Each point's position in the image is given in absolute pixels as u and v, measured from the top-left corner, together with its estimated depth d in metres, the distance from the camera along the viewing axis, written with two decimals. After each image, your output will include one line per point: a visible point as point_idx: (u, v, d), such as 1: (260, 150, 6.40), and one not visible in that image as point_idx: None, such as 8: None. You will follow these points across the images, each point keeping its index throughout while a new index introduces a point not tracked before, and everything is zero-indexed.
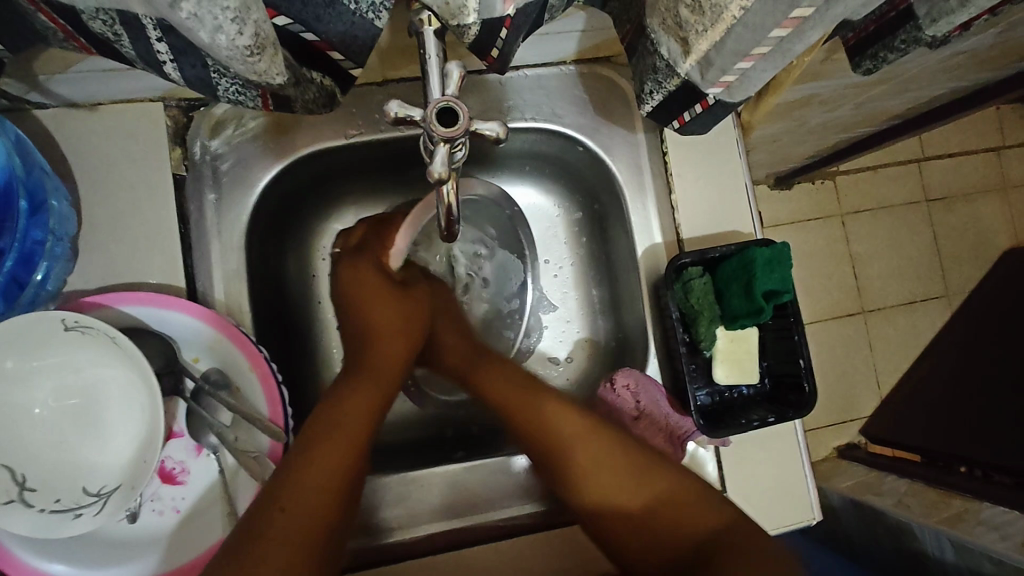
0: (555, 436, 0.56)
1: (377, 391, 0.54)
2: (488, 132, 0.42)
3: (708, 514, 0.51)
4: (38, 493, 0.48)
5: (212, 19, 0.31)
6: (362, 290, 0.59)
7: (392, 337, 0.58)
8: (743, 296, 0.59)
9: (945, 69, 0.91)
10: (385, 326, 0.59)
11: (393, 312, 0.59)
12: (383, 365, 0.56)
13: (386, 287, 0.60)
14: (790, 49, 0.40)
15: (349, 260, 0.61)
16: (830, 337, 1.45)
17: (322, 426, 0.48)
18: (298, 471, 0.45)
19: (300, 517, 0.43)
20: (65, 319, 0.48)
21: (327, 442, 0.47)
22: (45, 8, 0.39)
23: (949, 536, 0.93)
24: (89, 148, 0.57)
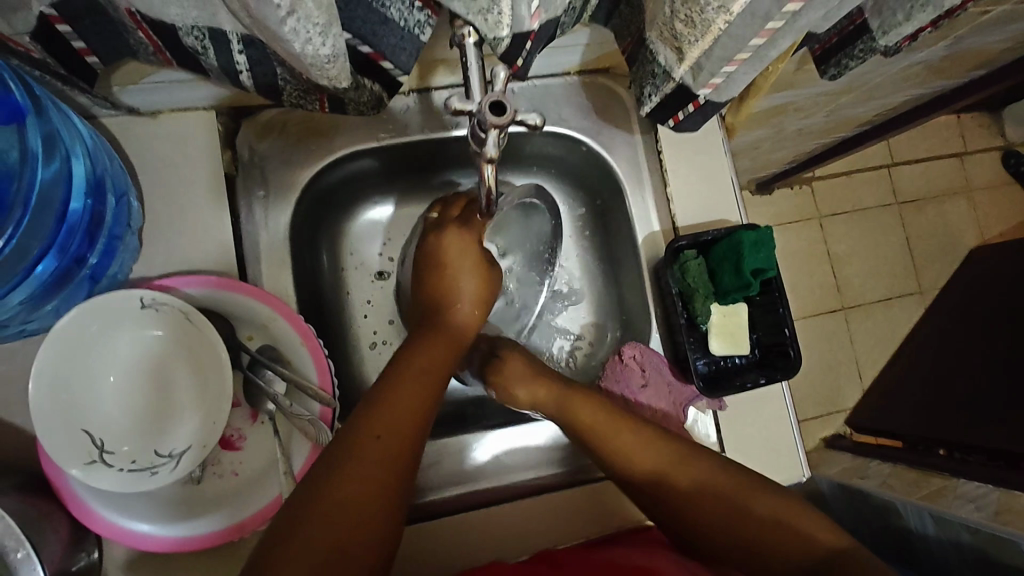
0: (671, 473, 0.58)
1: (449, 354, 0.61)
2: (529, 121, 0.48)
3: (821, 526, 0.53)
4: (117, 454, 0.54)
5: (305, 32, 0.39)
6: (454, 260, 0.65)
7: (471, 310, 0.66)
8: (733, 274, 0.67)
9: (903, 78, 1.01)
10: (471, 296, 0.65)
11: (483, 290, 0.66)
12: (454, 331, 0.64)
13: (480, 261, 0.66)
14: (767, 54, 0.48)
15: (457, 232, 0.66)
16: (814, 332, 1.55)
17: (405, 375, 0.55)
18: (382, 413, 0.51)
19: (388, 450, 0.49)
20: (143, 298, 0.54)
21: (405, 393, 0.54)
22: (145, 26, 0.46)
23: (929, 511, 0.97)
24: (150, 151, 0.63)
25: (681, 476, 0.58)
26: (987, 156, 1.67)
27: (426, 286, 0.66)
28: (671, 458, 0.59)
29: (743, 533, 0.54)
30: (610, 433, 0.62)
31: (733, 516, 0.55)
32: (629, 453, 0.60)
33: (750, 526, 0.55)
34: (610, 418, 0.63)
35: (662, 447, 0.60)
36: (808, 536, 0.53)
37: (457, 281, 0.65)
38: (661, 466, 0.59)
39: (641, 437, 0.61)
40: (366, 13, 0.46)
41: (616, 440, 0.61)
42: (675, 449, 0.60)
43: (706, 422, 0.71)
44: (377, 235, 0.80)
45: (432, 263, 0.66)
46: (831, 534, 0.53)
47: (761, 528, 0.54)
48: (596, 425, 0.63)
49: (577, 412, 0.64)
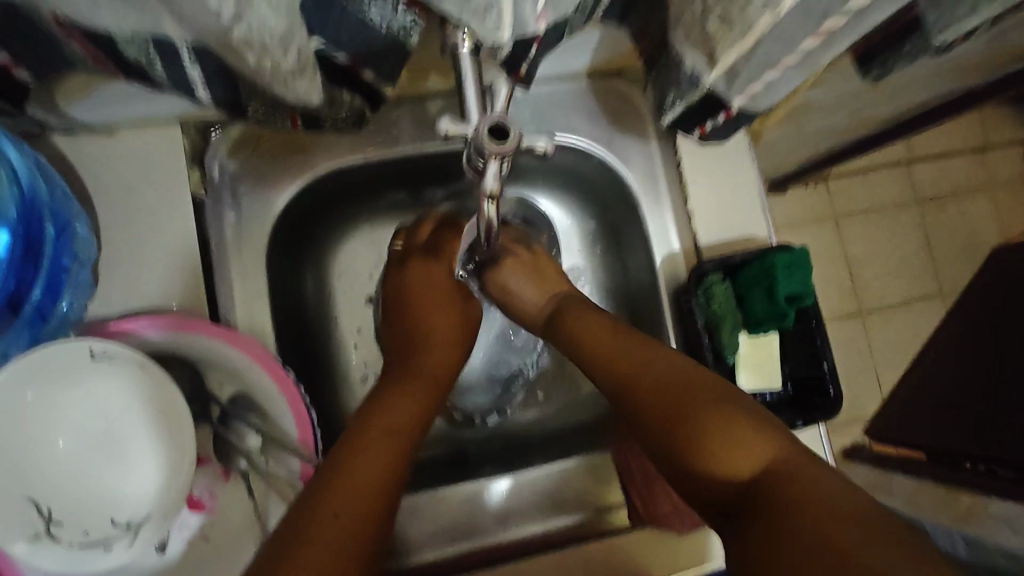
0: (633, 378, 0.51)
1: (425, 402, 0.56)
2: (539, 147, 0.46)
3: (770, 445, 0.44)
4: (65, 527, 0.47)
5: (259, 44, 0.31)
6: (419, 289, 0.65)
7: (446, 348, 0.63)
8: (765, 300, 0.60)
9: (936, 73, 0.94)
10: (441, 335, 0.63)
11: (454, 323, 0.65)
12: (428, 374, 0.60)
13: (447, 295, 0.65)
14: (818, 58, 0.41)
15: (422, 262, 0.65)
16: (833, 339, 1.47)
17: (377, 421, 0.51)
18: (341, 480, 0.45)
19: (357, 497, 0.44)
20: (92, 348, 0.48)
21: (372, 446, 0.48)
22: (77, 36, 0.38)
23: None
24: (107, 173, 0.56)
25: (648, 376, 0.51)
26: (1012, 150, 1.59)
27: (397, 327, 0.64)
28: (659, 363, 0.51)
29: (685, 439, 0.46)
30: (598, 341, 0.56)
31: (682, 423, 0.47)
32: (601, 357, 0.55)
33: (689, 424, 0.47)
34: (597, 322, 0.58)
35: (648, 344, 0.53)
36: (741, 454, 0.44)
37: (427, 317, 0.64)
38: (636, 372, 0.52)
39: (627, 341, 0.55)
40: (340, 15, 0.38)
41: (601, 354, 0.55)
42: (658, 348, 0.53)
43: None
44: (367, 256, 0.73)
45: (399, 301, 0.65)
46: (760, 456, 0.43)
47: (699, 439, 0.46)
48: (586, 340, 0.57)
49: (569, 327, 0.59)
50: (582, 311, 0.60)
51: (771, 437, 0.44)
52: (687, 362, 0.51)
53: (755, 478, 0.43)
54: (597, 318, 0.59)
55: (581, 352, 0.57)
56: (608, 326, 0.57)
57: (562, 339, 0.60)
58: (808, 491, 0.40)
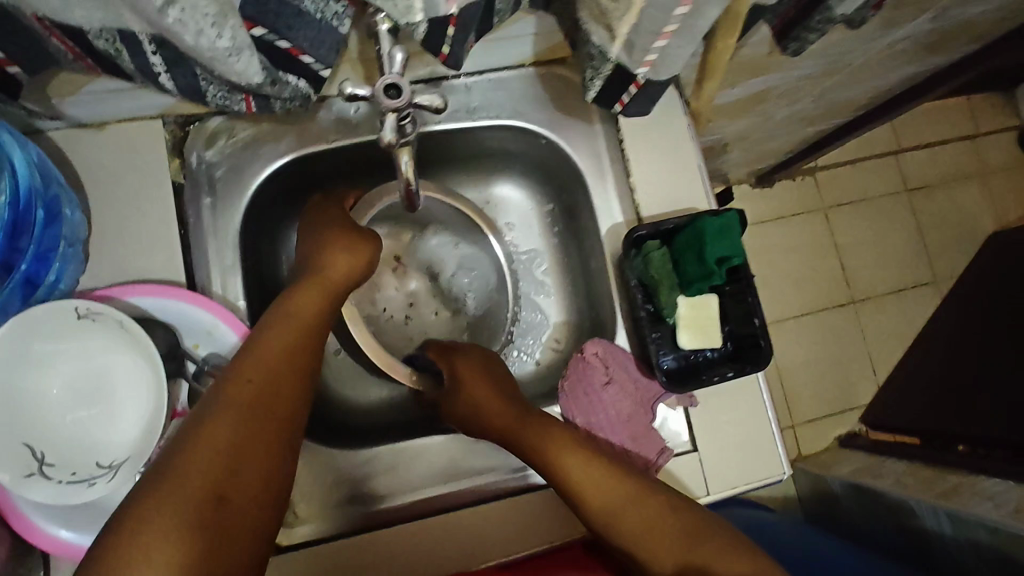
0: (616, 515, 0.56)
1: (321, 296, 0.58)
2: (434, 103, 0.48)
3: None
4: (57, 467, 0.53)
5: (195, 25, 0.38)
6: (323, 229, 0.64)
7: (338, 259, 0.62)
8: (696, 262, 0.64)
9: (889, 56, 0.98)
10: (337, 249, 0.62)
11: (344, 240, 0.63)
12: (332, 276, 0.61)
13: (345, 232, 0.64)
14: (696, 25, 0.45)
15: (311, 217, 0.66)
16: (819, 324, 1.50)
17: (280, 316, 0.53)
18: (248, 388, 0.47)
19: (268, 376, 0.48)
20: (78, 308, 0.54)
21: (275, 336, 0.51)
22: (56, 31, 0.45)
23: (947, 511, 0.96)
24: (98, 163, 0.63)
25: (657, 531, 0.54)
26: (1001, 137, 1.60)
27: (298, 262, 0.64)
28: (648, 522, 0.55)
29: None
30: (574, 465, 0.59)
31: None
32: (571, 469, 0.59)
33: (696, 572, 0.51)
34: (573, 449, 0.60)
35: (636, 500, 0.56)
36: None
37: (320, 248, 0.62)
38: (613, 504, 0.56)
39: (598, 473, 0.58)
40: (278, 6, 0.44)
41: (587, 498, 0.57)
42: (645, 496, 0.56)
43: (678, 419, 0.69)
44: None
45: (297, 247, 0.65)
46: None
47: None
48: (569, 467, 0.59)
49: (529, 441, 0.62)
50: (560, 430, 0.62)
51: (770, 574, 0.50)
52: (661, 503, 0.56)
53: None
54: (572, 438, 0.61)
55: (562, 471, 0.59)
56: (594, 462, 0.59)
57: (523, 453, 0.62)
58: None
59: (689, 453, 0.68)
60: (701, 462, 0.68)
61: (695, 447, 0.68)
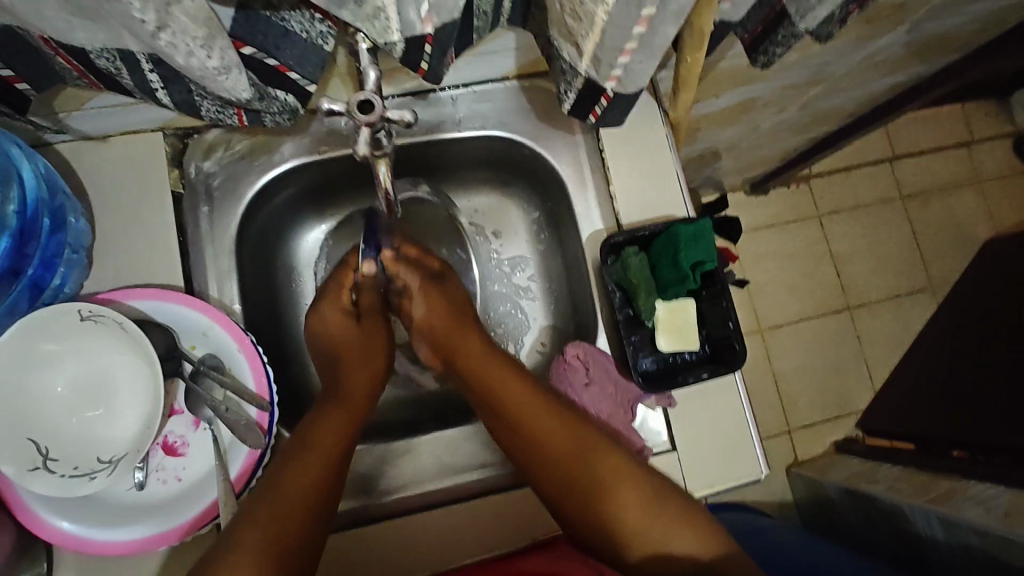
0: (570, 459, 0.61)
1: (366, 386, 0.67)
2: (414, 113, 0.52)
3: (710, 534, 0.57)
4: (59, 461, 0.56)
5: (185, 46, 0.41)
6: (332, 325, 0.71)
7: (358, 345, 0.70)
8: (671, 266, 0.67)
9: (870, 66, 1.00)
10: (350, 345, 0.70)
11: (357, 333, 0.71)
12: (360, 368, 0.68)
13: (348, 317, 0.72)
14: (655, 42, 0.48)
15: (315, 311, 0.72)
16: (813, 331, 1.51)
17: (326, 411, 0.63)
18: (308, 443, 0.59)
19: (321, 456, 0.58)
20: (81, 311, 0.58)
21: (324, 424, 0.61)
22: (61, 51, 0.49)
23: (937, 514, 0.96)
24: (102, 174, 0.67)
25: (611, 490, 0.60)
26: (994, 144, 1.61)
27: (323, 360, 0.71)
28: (612, 469, 0.61)
29: (640, 536, 0.58)
30: (538, 422, 0.63)
31: (639, 526, 0.58)
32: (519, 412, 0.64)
33: (629, 526, 0.59)
34: (537, 399, 0.65)
35: (600, 450, 0.62)
36: (685, 549, 0.56)
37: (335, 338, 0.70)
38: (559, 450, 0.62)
39: (549, 415, 0.64)
40: (266, 27, 0.48)
41: (552, 453, 0.62)
42: (605, 446, 0.62)
43: (658, 420, 0.71)
44: (330, 243, 0.82)
45: (317, 340, 0.72)
46: (706, 545, 0.56)
47: (653, 527, 0.58)
48: (528, 411, 0.64)
49: (480, 377, 0.68)
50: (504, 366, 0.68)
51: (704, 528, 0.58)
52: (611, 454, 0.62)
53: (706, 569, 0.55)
54: (519, 378, 0.67)
55: (529, 423, 0.64)
56: (563, 415, 0.64)
57: (477, 383, 0.68)
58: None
59: (669, 454, 0.70)
60: (680, 462, 0.70)
61: (674, 447, 0.70)
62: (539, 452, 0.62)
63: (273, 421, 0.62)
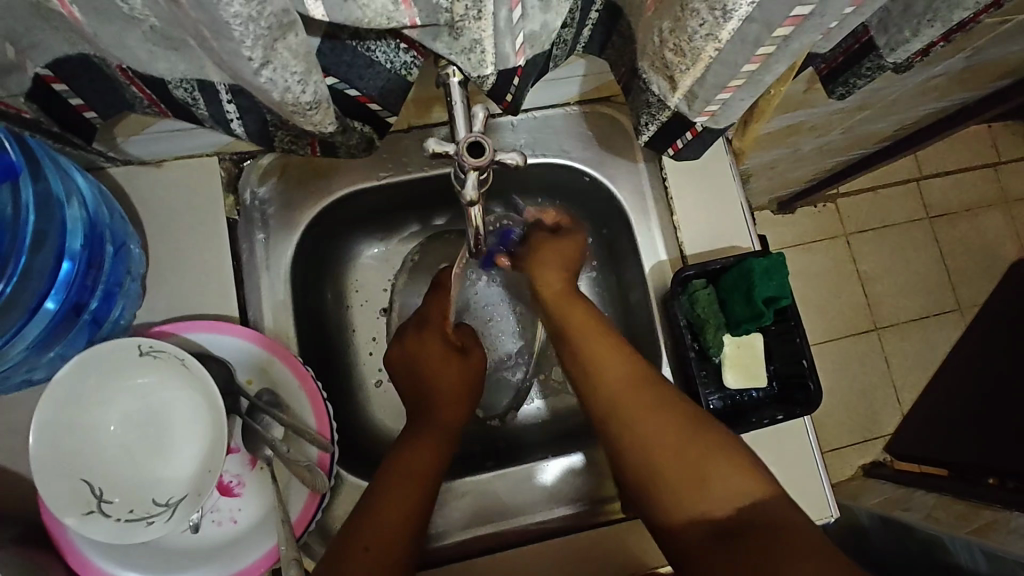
0: (625, 399, 0.59)
1: (459, 409, 0.66)
2: (511, 161, 0.49)
3: (762, 488, 0.53)
4: (114, 504, 0.54)
5: (284, 82, 0.39)
6: (428, 362, 0.67)
7: (454, 383, 0.66)
8: (744, 302, 0.65)
9: (924, 92, 0.97)
10: (451, 384, 0.66)
11: (458, 372, 0.67)
12: (452, 397, 0.66)
13: (445, 350, 0.67)
14: (761, 78, 0.46)
15: (416, 335, 0.68)
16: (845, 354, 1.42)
17: (411, 444, 0.62)
18: (396, 483, 0.58)
19: (403, 495, 0.57)
20: (141, 345, 0.55)
21: (412, 458, 0.60)
22: (136, 79, 0.46)
23: (982, 548, 0.88)
24: (155, 198, 0.64)
25: (663, 427, 0.57)
26: None
27: (413, 388, 0.68)
28: (655, 417, 0.58)
29: (677, 477, 0.55)
30: (608, 366, 0.61)
31: (681, 463, 0.55)
32: (600, 365, 0.61)
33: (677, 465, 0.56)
34: (604, 335, 0.63)
35: (648, 400, 0.59)
36: (728, 495, 0.53)
37: (432, 374, 0.66)
38: (616, 390, 0.60)
39: (618, 356, 0.61)
40: (352, 58, 0.46)
41: (604, 367, 0.61)
42: (663, 394, 0.59)
43: None
44: (380, 269, 0.79)
45: (407, 367, 0.68)
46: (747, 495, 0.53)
47: (693, 464, 0.55)
48: (592, 352, 0.62)
49: (571, 316, 0.65)
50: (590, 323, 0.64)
51: (757, 480, 0.54)
52: (672, 396, 0.59)
53: (748, 510, 0.52)
54: (602, 332, 0.63)
55: (596, 373, 0.61)
56: (618, 347, 0.62)
57: (563, 342, 0.65)
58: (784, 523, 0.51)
59: None
60: None
61: None
62: (598, 388, 0.61)
63: (334, 461, 0.60)
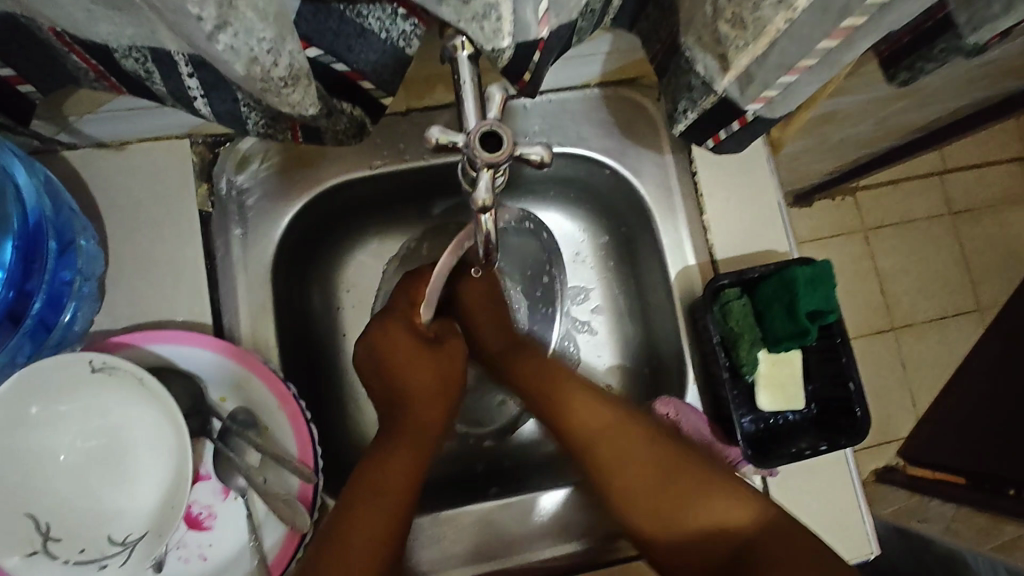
0: (603, 444, 0.55)
1: (437, 409, 0.59)
2: (534, 155, 0.41)
3: (756, 508, 0.50)
4: (63, 543, 0.47)
5: (247, 50, 0.32)
6: (396, 355, 0.59)
7: (425, 377, 0.59)
8: (786, 318, 0.57)
9: (975, 81, 0.87)
10: (423, 384, 0.59)
11: (432, 369, 0.59)
12: (422, 395, 0.59)
13: (416, 344, 0.59)
14: (834, 58, 0.39)
15: (381, 325, 0.59)
16: (876, 357, 1.25)
17: (387, 451, 0.54)
18: (365, 495, 0.50)
19: (383, 510, 0.50)
20: (93, 361, 0.47)
21: (390, 468, 0.53)
22: (76, 46, 0.38)
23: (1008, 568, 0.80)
24: (116, 188, 0.56)
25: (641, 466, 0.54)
26: None
27: (381, 387, 0.60)
28: (630, 449, 0.54)
29: (678, 518, 0.51)
30: (573, 408, 0.57)
31: (673, 507, 0.51)
32: (575, 420, 0.57)
33: (675, 500, 0.52)
34: (577, 389, 0.58)
35: (614, 429, 0.56)
36: (733, 522, 0.49)
37: (399, 369, 0.59)
38: (592, 431, 0.56)
39: (584, 398, 0.58)
40: (338, 24, 0.38)
41: (578, 418, 0.57)
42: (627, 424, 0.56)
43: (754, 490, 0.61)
44: (374, 268, 0.70)
45: (372, 366, 0.60)
46: (750, 517, 0.49)
47: (693, 514, 0.51)
48: (559, 400, 0.58)
49: (536, 389, 0.60)
50: (550, 364, 0.61)
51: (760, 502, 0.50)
52: (644, 424, 0.56)
53: (749, 532, 0.49)
54: (564, 372, 0.60)
55: (561, 417, 0.58)
56: (582, 392, 0.58)
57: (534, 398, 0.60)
58: (805, 549, 0.46)
59: None
60: None
61: None
62: (568, 435, 0.57)
63: (318, 493, 0.53)
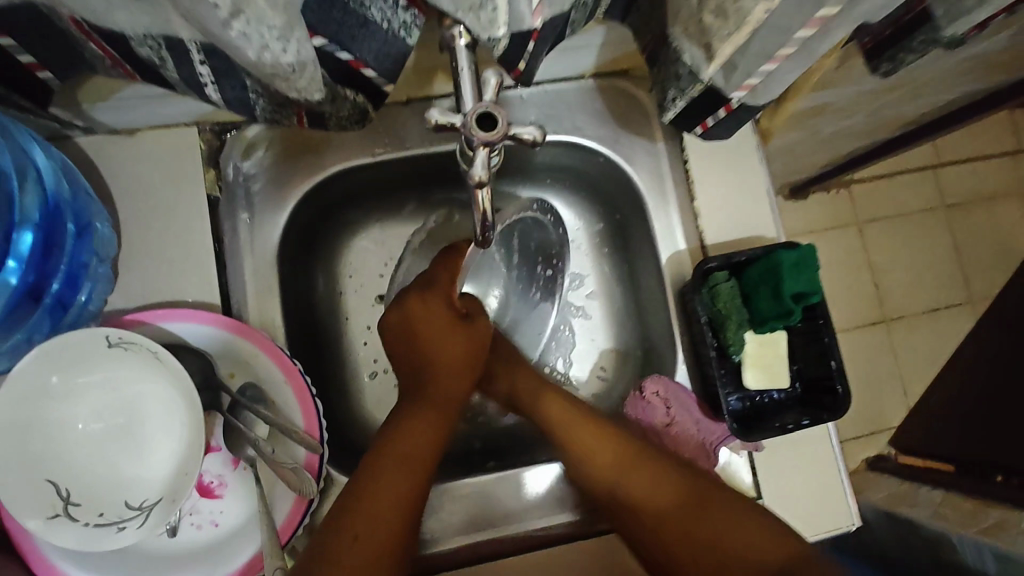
0: (620, 479, 0.58)
1: (461, 386, 0.61)
2: (527, 135, 0.43)
3: (777, 535, 0.52)
4: (82, 507, 0.49)
5: (259, 38, 0.34)
6: (430, 329, 0.60)
7: (456, 354, 0.61)
8: (772, 299, 0.59)
9: (962, 74, 0.89)
10: (451, 359, 0.60)
11: (461, 347, 0.61)
12: (451, 371, 0.60)
13: (450, 322, 0.60)
14: (813, 48, 0.41)
15: (419, 297, 0.60)
16: (869, 344, 1.28)
17: (410, 425, 0.56)
18: (386, 465, 0.53)
19: (401, 483, 0.52)
20: (109, 337, 0.50)
21: (410, 443, 0.55)
22: (93, 34, 0.40)
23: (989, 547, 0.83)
24: (127, 173, 0.58)
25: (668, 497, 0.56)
26: None
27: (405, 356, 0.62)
28: (645, 485, 0.57)
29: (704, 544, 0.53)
30: (590, 444, 0.60)
31: (699, 535, 0.53)
32: (588, 453, 0.60)
33: (702, 530, 0.54)
34: (587, 421, 0.61)
35: (630, 463, 0.58)
36: (758, 550, 0.51)
37: (430, 344, 0.60)
38: (605, 460, 0.59)
39: (597, 432, 0.60)
40: (342, 15, 0.40)
41: (593, 453, 0.59)
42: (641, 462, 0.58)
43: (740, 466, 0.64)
44: (376, 254, 0.73)
45: (402, 332, 0.61)
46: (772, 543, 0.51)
47: (718, 544, 0.52)
48: (574, 435, 0.61)
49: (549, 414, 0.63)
50: (560, 396, 0.63)
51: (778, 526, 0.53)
52: (661, 462, 0.58)
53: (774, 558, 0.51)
54: (568, 403, 0.63)
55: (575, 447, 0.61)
56: (592, 425, 0.61)
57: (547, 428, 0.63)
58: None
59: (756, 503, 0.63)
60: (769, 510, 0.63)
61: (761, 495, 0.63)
62: (587, 468, 0.60)
63: (323, 463, 0.56)
